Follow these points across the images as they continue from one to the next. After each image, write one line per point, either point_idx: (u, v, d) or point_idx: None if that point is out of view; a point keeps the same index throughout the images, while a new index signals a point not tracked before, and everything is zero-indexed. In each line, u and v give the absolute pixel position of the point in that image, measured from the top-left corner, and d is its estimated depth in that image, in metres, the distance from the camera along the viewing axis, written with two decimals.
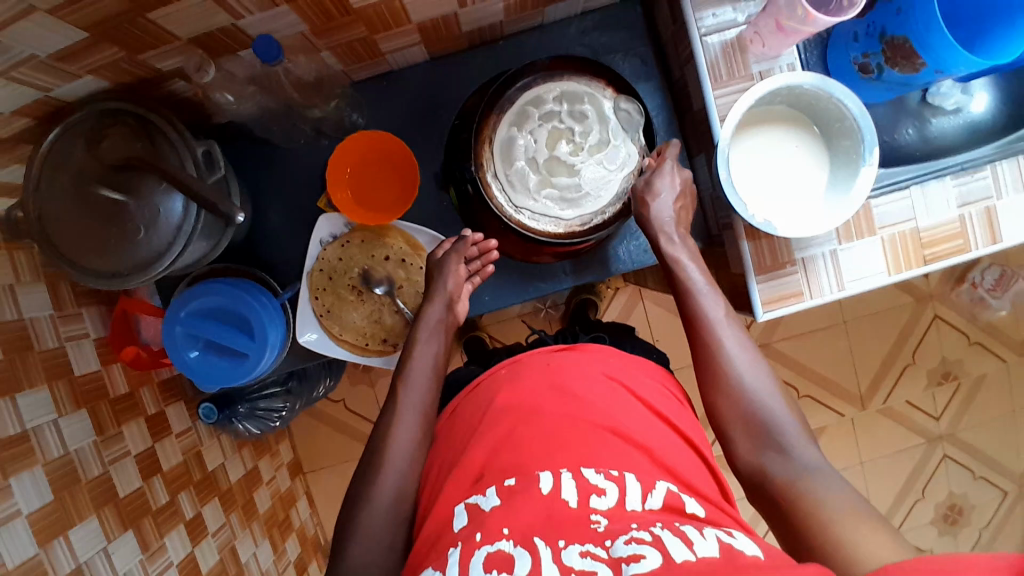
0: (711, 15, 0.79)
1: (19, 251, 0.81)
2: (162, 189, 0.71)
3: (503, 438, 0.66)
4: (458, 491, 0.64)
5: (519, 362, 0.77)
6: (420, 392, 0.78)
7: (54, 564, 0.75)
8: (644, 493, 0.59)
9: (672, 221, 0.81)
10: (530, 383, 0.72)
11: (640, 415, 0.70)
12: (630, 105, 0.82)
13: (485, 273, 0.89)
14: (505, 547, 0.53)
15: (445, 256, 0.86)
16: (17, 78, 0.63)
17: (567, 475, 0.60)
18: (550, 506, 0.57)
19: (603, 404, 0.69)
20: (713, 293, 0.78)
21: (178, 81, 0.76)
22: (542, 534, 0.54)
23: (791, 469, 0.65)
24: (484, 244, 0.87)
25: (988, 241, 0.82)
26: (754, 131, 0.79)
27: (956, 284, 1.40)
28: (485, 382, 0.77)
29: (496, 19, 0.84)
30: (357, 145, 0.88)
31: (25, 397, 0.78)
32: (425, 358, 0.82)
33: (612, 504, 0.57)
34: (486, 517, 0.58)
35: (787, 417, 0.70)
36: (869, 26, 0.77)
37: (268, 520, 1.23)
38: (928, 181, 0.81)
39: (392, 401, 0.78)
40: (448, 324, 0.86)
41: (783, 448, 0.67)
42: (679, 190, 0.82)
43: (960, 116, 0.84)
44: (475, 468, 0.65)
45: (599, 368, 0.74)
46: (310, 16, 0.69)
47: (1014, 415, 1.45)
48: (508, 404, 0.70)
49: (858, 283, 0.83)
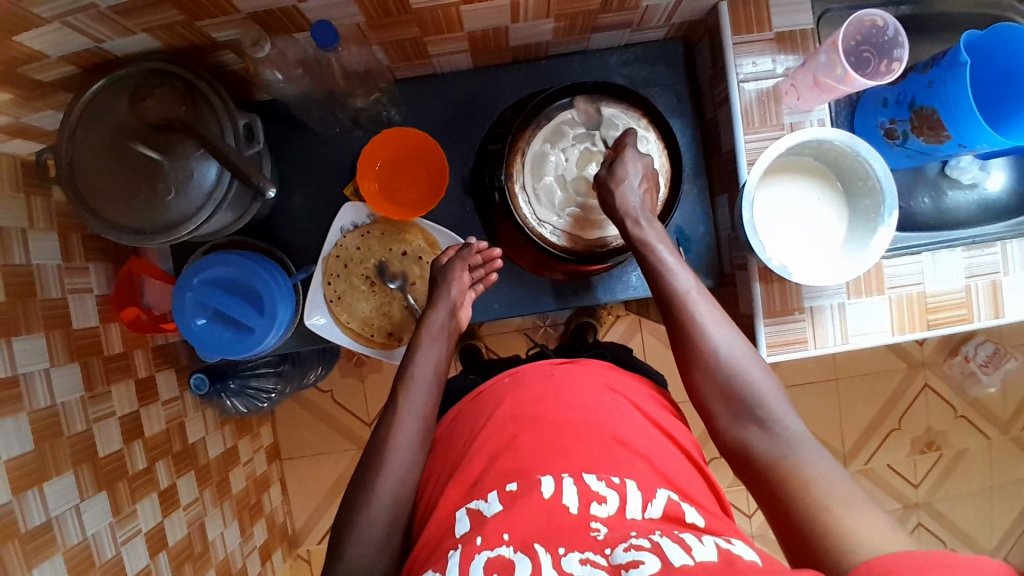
0: (750, 63, 0.82)
1: (36, 195, 0.81)
2: (198, 155, 0.72)
3: (502, 446, 0.67)
4: (457, 496, 0.65)
5: (520, 372, 0.77)
6: (421, 400, 0.77)
7: (24, 515, 0.74)
8: (645, 501, 0.60)
9: (639, 206, 0.80)
10: (533, 393, 0.72)
11: (640, 426, 0.71)
12: (586, 104, 0.84)
13: (488, 282, 0.89)
14: (505, 552, 0.54)
15: (450, 262, 0.87)
16: (72, 24, 0.63)
17: (569, 480, 0.61)
18: (551, 512, 0.58)
19: (605, 414, 0.70)
20: (684, 268, 0.78)
21: (228, 53, 0.77)
22: (542, 539, 0.55)
23: (775, 444, 0.66)
24: (489, 252, 0.88)
25: (992, 314, 0.85)
26: (777, 180, 0.81)
27: (950, 355, 1.43)
28: (487, 391, 0.77)
29: (544, 38, 0.87)
30: (391, 140, 0.89)
31: (20, 342, 0.77)
32: (429, 355, 0.81)
33: (612, 512, 0.58)
34: (487, 521, 0.58)
35: (761, 378, 0.70)
36: (899, 94, 0.80)
37: (240, 502, 1.22)
38: (939, 249, 0.84)
39: (393, 404, 0.76)
40: (450, 331, 0.85)
41: (764, 422, 0.67)
42: (644, 174, 0.81)
43: (976, 192, 0.86)
44: (473, 475, 0.65)
45: (602, 379, 0.75)
46: (370, 9, 0.71)
47: (992, 492, 1.46)
48: (513, 411, 0.70)
49: (862, 338, 0.85)
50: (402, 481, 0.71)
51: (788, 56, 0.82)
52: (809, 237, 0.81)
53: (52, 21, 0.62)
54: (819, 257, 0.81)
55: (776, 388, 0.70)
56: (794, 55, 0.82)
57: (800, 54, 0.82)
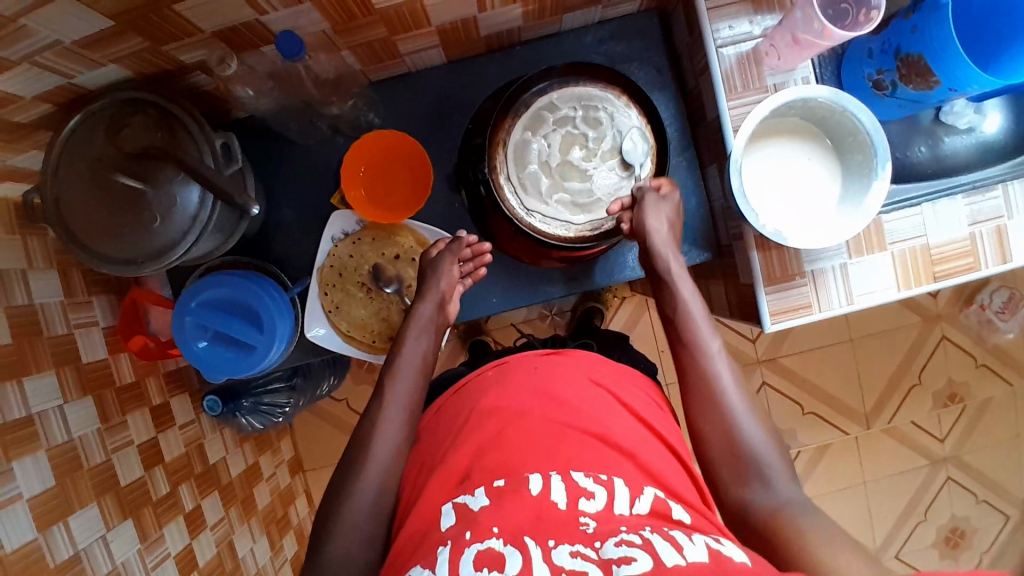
0: (727, 27, 0.80)
1: (33, 236, 0.82)
2: (179, 179, 0.72)
3: (487, 441, 0.67)
4: (442, 492, 0.64)
5: (506, 365, 0.77)
6: (405, 389, 0.77)
7: (52, 550, 0.75)
8: (632, 498, 0.60)
9: (665, 234, 0.82)
10: (518, 387, 0.72)
11: (625, 422, 0.71)
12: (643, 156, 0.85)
13: (478, 276, 0.88)
14: (494, 545, 0.52)
15: (439, 255, 0.86)
16: (40, 63, 0.63)
17: (557, 477, 0.60)
18: (539, 508, 0.56)
19: (591, 410, 0.70)
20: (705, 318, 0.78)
21: (199, 74, 0.77)
22: (532, 533, 0.53)
23: (772, 500, 0.66)
24: (479, 246, 0.87)
25: (998, 261, 0.83)
26: (775, 158, 0.80)
27: (965, 305, 1.39)
28: (472, 383, 0.77)
29: (515, 24, 0.85)
30: (373, 144, 0.89)
31: (32, 381, 0.78)
32: (413, 354, 0.81)
33: (600, 507, 0.58)
34: (476, 516, 0.57)
35: (774, 456, 0.69)
36: (884, 43, 0.78)
37: (267, 516, 1.23)
38: (939, 199, 0.82)
39: (378, 395, 0.77)
40: (437, 324, 0.85)
41: (767, 480, 0.67)
42: (670, 220, 0.83)
43: (973, 136, 0.83)
44: (459, 470, 0.65)
45: (586, 374, 0.75)
46: (333, 15, 0.70)
47: (1019, 439, 1.44)
48: (498, 405, 0.70)
49: (867, 297, 0.83)
50: (412, 481, 0.71)
51: (764, 15, 0.80)
52: (796, 216, 0.79)
53: (21, 62, 0.62)
54: (811, 219, 0.79)
55: (786, 470, 0.68)
56: (771, 14, 0.80)
57: (777, 13, 0.80)
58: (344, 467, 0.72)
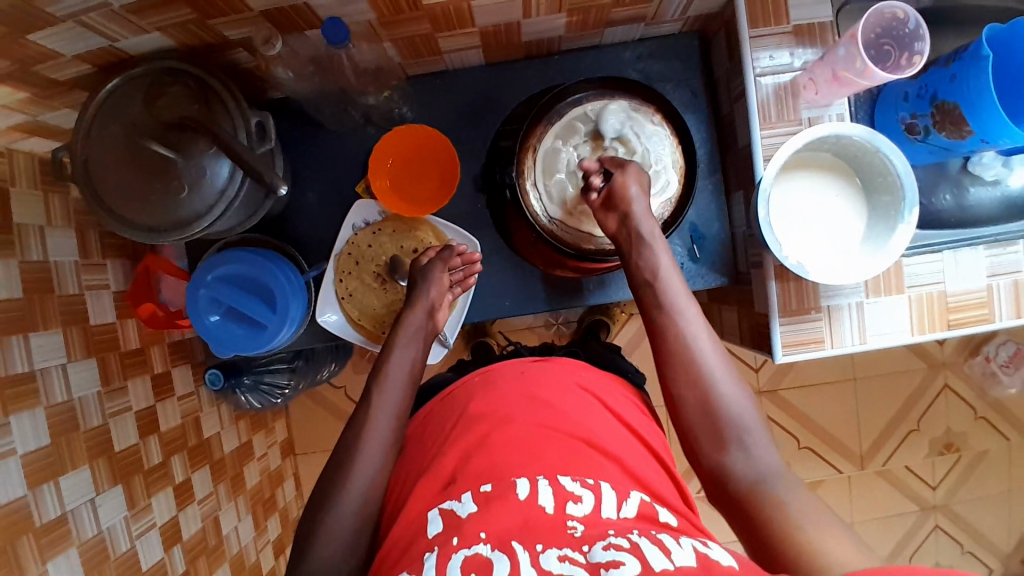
0: (767, 57, 0.80)
1: (54, 193, 0.83)
2: (211, 152, 0.72)
3: (474, 445, 0.66)
4: (428, 497, 0.64)
5: (492, 371, 0.77)
6: (396, 393, 0.76)
7: (39, 510, 0.75)
8: (619, 501, 0.60)
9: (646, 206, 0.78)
10: (506, 392, 0.73)
11: (615, 429, 0.71)
12: (671, 177, 0.85)
13: (467, 285, 0.89)
14: (482, 551, 0.52)
15: (430, 264, 0.86)
16: (86, 23, 0.64)
17: (544, 481, 0.60)
18: (527, 512, 0.57)
19: (577, 415, 0.70)
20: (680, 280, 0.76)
21: (240, 51, 0.77)
22: (520, 538, 0.53)
23: (752, 472, 0.65)
24: (467, 254, 0.88)
25: (1012, 315, 0.83)
26: (793, 176, 0.80)
27: (970, 356, 1.40)
28: (458, 390, 0.77)
29: (557, 33, 0.86)
30: (403, 137, 0.89)
31: (38, 337, 0.78)
32: (402, 361, 0.79)
33: (588, 511, 0.58)
34: (464, 522, 0.57)
35: (750, 416, 0.68)
36: (921, 88, 0.78)
37: (254, 496, 1.23)
38: (960, 248, 0.82)
39: (366, 402, 0.75)
40: (425, 333, 0.83)
41: (745, 445, 0.67)
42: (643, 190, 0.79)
43: (998, 189, 0.83)
44: (446, 474, 0.65)
45: (574, 378, 0.76)
46: (381, 7, 0.70)
47: (1010, 495, 1.44)
48: (485, 410, 0.70)
49: (881, 338, 0.83)
50: (409, 476, 0.71)
51: (806, 49, 0.81)
52: (810, 231, 0.80)
53: (66, 20, 0.62)
54: (814, 229, 0.80)
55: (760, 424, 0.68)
56: (813, 48, 0.81)
57: (818, 48, 0.81)
58: (342, 455, 0.72)
